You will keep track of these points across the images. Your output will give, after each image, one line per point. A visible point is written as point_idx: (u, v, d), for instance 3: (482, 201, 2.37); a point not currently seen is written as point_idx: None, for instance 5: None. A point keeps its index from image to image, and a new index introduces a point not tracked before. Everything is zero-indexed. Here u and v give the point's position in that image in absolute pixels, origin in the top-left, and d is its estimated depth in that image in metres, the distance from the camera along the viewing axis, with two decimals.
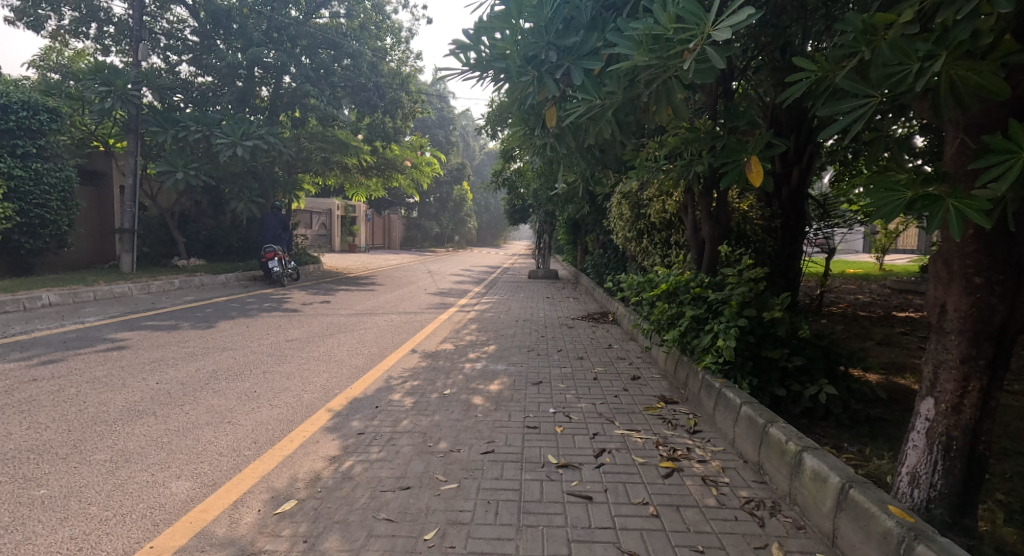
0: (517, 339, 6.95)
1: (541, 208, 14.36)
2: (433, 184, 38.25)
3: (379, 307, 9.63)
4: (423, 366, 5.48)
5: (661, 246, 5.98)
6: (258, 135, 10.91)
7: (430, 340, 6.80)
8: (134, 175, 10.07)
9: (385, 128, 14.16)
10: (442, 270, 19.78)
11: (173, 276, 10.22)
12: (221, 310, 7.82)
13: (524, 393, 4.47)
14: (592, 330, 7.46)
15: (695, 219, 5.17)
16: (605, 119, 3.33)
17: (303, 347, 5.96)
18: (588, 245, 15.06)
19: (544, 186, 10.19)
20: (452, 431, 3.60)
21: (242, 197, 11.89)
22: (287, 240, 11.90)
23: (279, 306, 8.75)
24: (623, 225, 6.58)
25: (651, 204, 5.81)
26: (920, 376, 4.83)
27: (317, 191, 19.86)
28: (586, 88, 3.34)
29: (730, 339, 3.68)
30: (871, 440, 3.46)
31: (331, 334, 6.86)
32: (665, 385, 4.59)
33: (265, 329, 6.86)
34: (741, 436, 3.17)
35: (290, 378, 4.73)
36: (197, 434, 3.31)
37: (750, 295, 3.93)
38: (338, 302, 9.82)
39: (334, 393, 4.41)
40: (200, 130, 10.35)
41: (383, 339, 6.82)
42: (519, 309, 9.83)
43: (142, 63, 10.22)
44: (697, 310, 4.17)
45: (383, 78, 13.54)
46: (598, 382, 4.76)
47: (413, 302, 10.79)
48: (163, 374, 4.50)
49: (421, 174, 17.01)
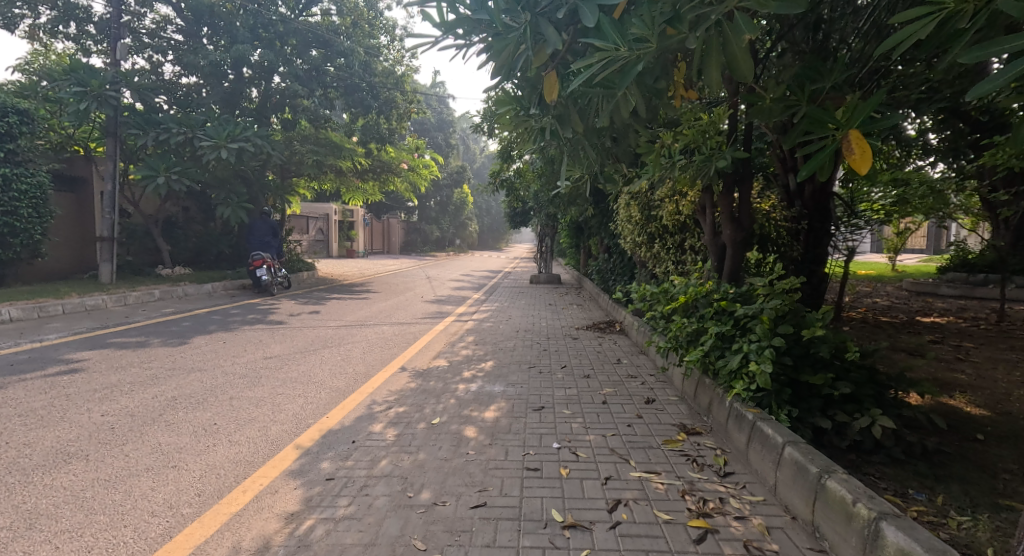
0: (517, 353, 6.40)
1: (542, 210, 13.87)
2: (433, 187, 37.79)
3: (371, 317, 9.11)
4: (412, 388, 4.93)
5: (674, 251, 5.45)
6: (246, 137, 10.41)
7: (422, 356, 6.26)
8: (113, 179, 9.58)
9: (379, 129, 13.70)
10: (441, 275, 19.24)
11: (155, 286, 9.70)
12: (200, 323, 7.30)
13: (524, 423, 3.92)
14: (599, 342, 6.92)
15: (714, 222, 4.64)
16: (635, 74, 2.71)
17: (282, 367, 5.43)
18: (591, 248, 14.52)
19: (545, 188, 9.67)
20: (438, 476, 3.05)
21: (230, 203, 11.35)
22: (279, 248, 11.40)
23: (264, 318, 8.22)
24: (630, 229, 6.05)
25: (664, 206, 5.28)
26: (971, 396, 4.26)
27: (312, 196, 19.40)
28: (605, 30, 2.72)
29: (765, 363, 3.14)
30: (939, 484, 2.89)
31: (315, 350, 6.32)
32: (684, 411, 4.06)
33: (243, 345, 6.32)
34: (786, 485, 2.62)
35: (259, 405, 4.19)
36: (130, 485, 2.76)
37: (785, 309, 3.41)
38: (328, 312, 9.30)
39: (306, 424, 3.86)
40: (183, 132, 9.84)
41: (372, 355, 6.29)
42: (520, 318, 9.29)
43: (122, 62, 9.73)
44: (722, 327, 3.64)
45: (377, 78, 13.10)
46: (608, 407, 4.22)
47: (408, 311, 10.26)
48: (112, 404, 3.96)
49: (418, 177, 16.53)
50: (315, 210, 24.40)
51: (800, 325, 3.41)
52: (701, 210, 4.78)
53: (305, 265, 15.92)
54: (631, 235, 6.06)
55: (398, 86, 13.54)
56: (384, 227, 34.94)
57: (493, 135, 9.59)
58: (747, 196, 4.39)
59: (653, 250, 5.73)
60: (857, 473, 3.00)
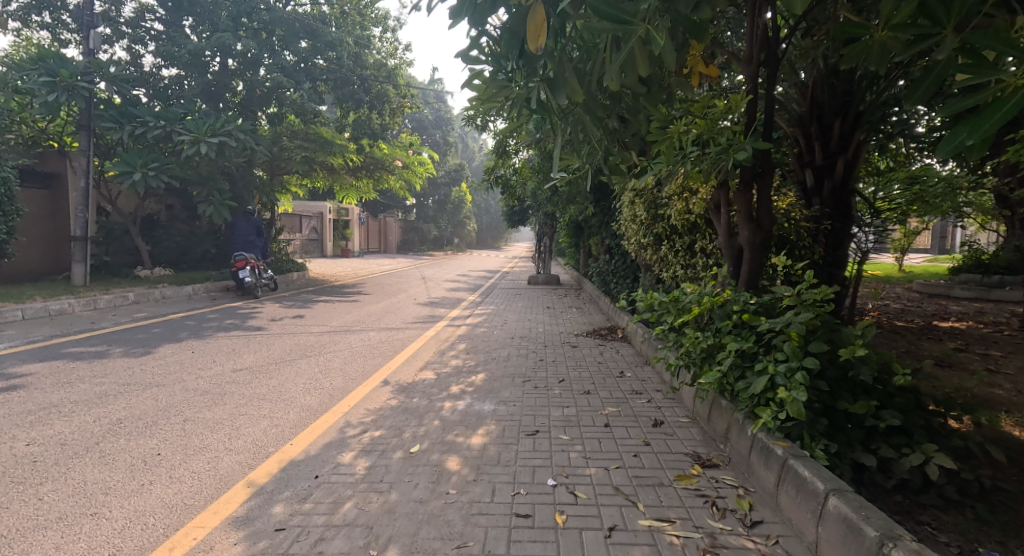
0: (511, 363, 5.92)
1: (540, 208, 13.39)
2: (431, 186, 37.33)
3: (358, 322, 8.63)
4: (392, 406, 4.45)
5: (681, 254, 4.96)
6: (229, 132, 9.93)
7: (408, 367, 5.78)
8: (86, 176, 9.07)
9: (371, 124, 13.24)
10: (437, 275, 18.77)
11: (131, 288, 9.20)
12: (172, 330, 6.82)
13: (515, 452, 3.43)
14: (600, 351, 6.43)
15: (729, 223, 4.14)
16: None
17: (253, 380, 4.96)
18: (591, 248, 14.05)
19: (543, 185, 9.21)
20: (410, 525, 2.55)
21: (212, 200, 10.78)
22: (263, 246, 10.96)
23: (243, 323, 7.73)
24: (633, 228, 5.55)
25: (672, 203, 4.80)
26: (1020, 418, 3.78)
27: (304, 194, 18.89)
28: None
29: (797, 389, 2.66)
30: (1011, 538, 2.40)
31: (292, 361, 5.84)
32: (697, 437, 3.59)
33: (213, 354, 5.83)
34: (833, 546, 2.13)
35: (216, 429, 3.71)
36: (30, 544, 2.27)
37: (818, 324, 2.93)
38: (314, 316, 8.83)
39: (265, 454, 3.36)
40: (160, 126, 9.30)
41: (353, 365, 5.81)
42: (515, 322, 8.82)
43: (96, 52, 9.20)
44: (743, 343, 3.16)
45: (368, 71, 12.68)
46: (611, 432, 3.74)
47: (398, 315, 9.79)
48: (44, 428, 3.47)
49: (412, 174, 16.05)
50: (309, 208, 23.92)
51: (836, 342, 2.93)
52: (714, 208, 4.28)
53: (296, 266, 15.44)
54: (634, 237, 5.57)
55: (389, 79, 13.12)
56: (381, 226, 34.46)
57: (487, 129, 9.14)
58: (767, 193, 3.89)
59: (658, 253, 5.22)
60: (910, 522, 2.51)
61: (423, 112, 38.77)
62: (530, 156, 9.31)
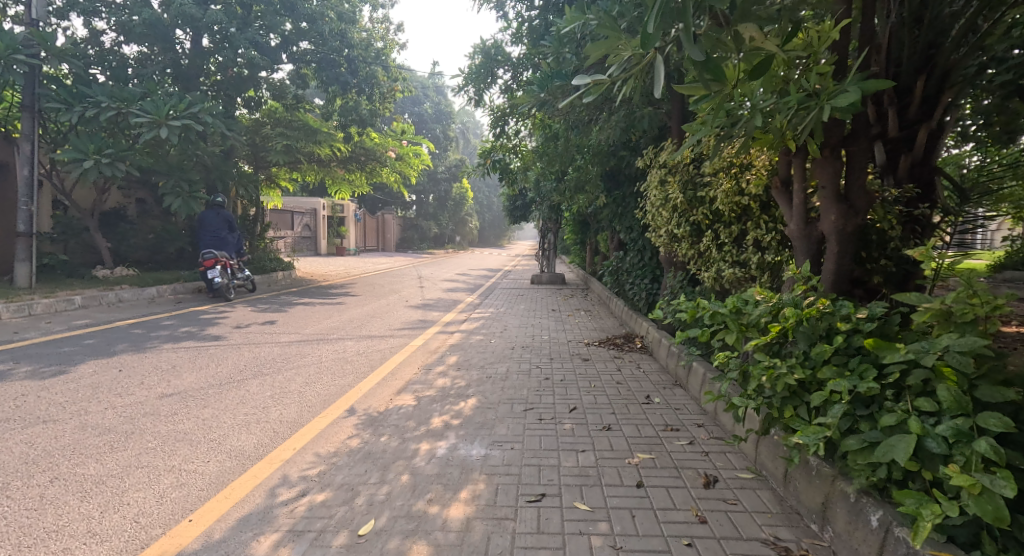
0: (511, 384, 4.85)
1: (544, 200, 12.26)
2: (430, 182, 36.33)
3: (337, 328, 7.57)
4: (352, 450, 3.38)
5: (724, 247, 3.89)
6: (192, 114, 8.82)
7: (384, 389, 4.73)
8: (29, 163, 7.99)
9: (360, 109, 12.29)
10: (435, 274, 17.74)
11: (82, 290, 8.15)
12: (109, 341, 5.76)
13: (511, 538, 2.34)
14: (618, 366, 5.37)
15: (806, 204, 3.05)
16: None
17: (179, 411, 3.88)
18: (599, 244, 12.99)
19: (548, 171, 8.13)
20: None
21: (179, 192, 9.65)
22: (237, 243, 9.94)
23: (201, 331, 6.68)
24: (655, 217, 4.46)
25: (717, 183, 3.72)
26: None
27: (294, 189, 17.84)
28: None
29: (991, 471, 1.58)
30: None
31: (242, 381, 4.77)
32: (772, 507, 2.52)
33: (146, 372, 4.78)
34: None
35: (89, 495, 2.62)
36: None
37: (992, 354, 1.85)
38: (288, 322, 7.77)
39: (141, 543, 2.27)
40: (113, 107, 8.18)
41: (316, 387, 4.74)
42: (517, 329, 7.78)
43: (41, 23, 8.12)
44: (858, 381, 2.07)
45: (356, 50, 11.59)
46: (649, 499, 2.66)
47: (386, 319, 8.73)
48: None
49: (406, 166, 14.94)
50: (302, 205, 22.95)
51: (1018, 385, 1.84)
52: (779, 187, 3.20)
53: (283, 264, 14.43)
54: (658, 227, 4.47)
55: (378, 59, 12.05)
56: (379, 224, 33.47)
57: (483, 108, 8.01)
58: (861, 162, 2.81)
59: (694, 247, 4.14)
60: None
61: (422, 106, 37.72)
62: (533, 138, 8.17)
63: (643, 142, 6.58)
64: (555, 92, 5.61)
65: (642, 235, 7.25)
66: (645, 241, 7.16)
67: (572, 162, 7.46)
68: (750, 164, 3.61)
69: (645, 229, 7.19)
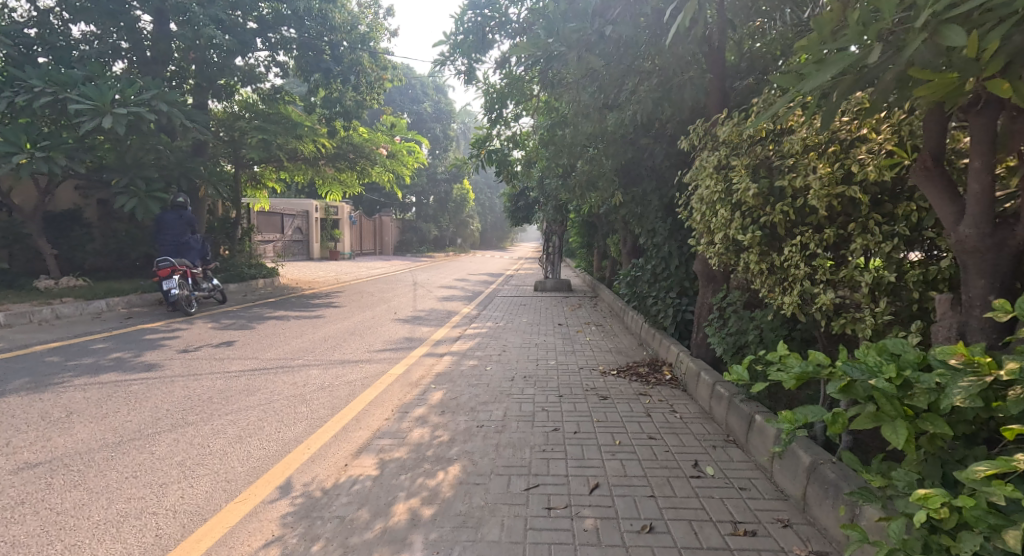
0: (507, 441, 3.65)
1: (549, 199, 11.07)
2: (429, 182, 35.31)
3: (306, 351, 6.40)
4: None
5: (811, 260, 2.71)
6: (143, 101, 7.66)
7: (341, 448, 3.55)
8: None
9: (344, 100, 11.18)
10: (432, 281, 16.59)
11: (14, 304, 7.03)
12: (6, 375, 4.59)
13: None
14: (647, 410, 4.23)
15: (991, 194, 1.86)
16: None
17: (24, 501, 2.66)
18: (609, 248, 11.85)
19: (554, 166, 6.96)
20: None
21: (134, 191, 8.50)
22: (200, 247, 8.84)
23: (135, 356, 5.53)
24: (698, 218, 3.25)
25: (806, 165, 2.56)
26: None
27: (281, 189, 16.76)
28: None
29: None
30: None
31: (153, 434, 3.58)
32: None
33: (27, 423, 3.61)
34: None
35: None
36: None
37: None
38: (249, 343, 6.61)
39: None
40: (49, 92, 7.07)
41: (247, 445, 3.54)
42: (518, 350, 6.61)
43: None
44: None
45: (340, 34, 10.68)
46: None
47: (367, 337, 7.56)
48: None
49: (399, 164, 13.85)
50: (294, 207, 21.95)
51: None
52: (927, 169, 2.02)
53: (265, 271, 13.32)
54: (708, 233, 3.25)
55: (363, 44, 11.04)
56: (377, 225, 32.31)
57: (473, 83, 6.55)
58: None
59: (764, 260, 2.91)
60: None
61: (422, 104, 36.67)
62: (537, 127, 6.97)
63: (671, 126, 5.40)
64: (567, 38, 4.15)
65: (667, 241, 6.07)
66: (672, 247, 6.01)
67: (583, 154, 6.27)
68: (863, 139, 2.45)
69: (672, 233, 6.03)
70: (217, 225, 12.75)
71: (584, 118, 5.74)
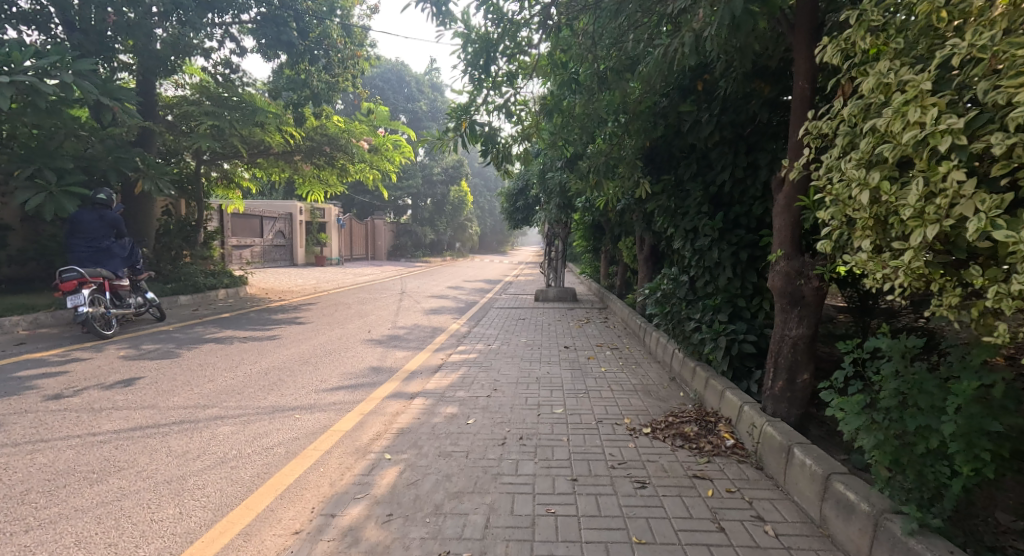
0: None
1: (551, 196, 9.47)
2: (424, 183, 33.87)
3: (231, 392, 4.81)
4: None
5: None
6: (41, 70, 6.10)
7: None
8: None
9: (312, 82, 9.73)
10: (422, 289, 14.96)
11: None
12: None
13: None
14: (717, 520, 2.59)
15: None
16: None
17: None
18: (621, 253, 10.24)
19: (559, 150, 5.38)
20: None
21: (39, 187, 6.86)
22: (127, 254, 7.24)
23: None
24: (854, 199, 1.66)
25: None
26: None
27: (256, 189, 15.18)
28: None
29: None
30: None
31: None
32: None
33: None
34: None
35: None
36: None
37: None
38: (159, 380, 5.02)
39: None
40: None
41: None
42: (513, 390, 4.98)
43: None
44: None
45: (304, 3, 9.41)
46: None
47: (323, 367, 5.95)
48: None
49: (382, 160, 12.39)
50: (276, 208, 20.48)
51: None
52: None
53: (230, 278, 11.73)
54: (884, 230, 1.63)
55: (333, 14, 9.76)
56: (369, 230, 30.76)
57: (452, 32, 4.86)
58: None
59: None
60: None
61: (417, 103, 35.14)
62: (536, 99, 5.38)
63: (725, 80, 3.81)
64: None
65: (714, 245, 4.40)
66: (722, 253, 4.33)
67: (599, 130, 4.72)
68: None
69: (723, 234, 4.40)
70: (174, 229, 11.11)
71: (604, 76, 4.15)
